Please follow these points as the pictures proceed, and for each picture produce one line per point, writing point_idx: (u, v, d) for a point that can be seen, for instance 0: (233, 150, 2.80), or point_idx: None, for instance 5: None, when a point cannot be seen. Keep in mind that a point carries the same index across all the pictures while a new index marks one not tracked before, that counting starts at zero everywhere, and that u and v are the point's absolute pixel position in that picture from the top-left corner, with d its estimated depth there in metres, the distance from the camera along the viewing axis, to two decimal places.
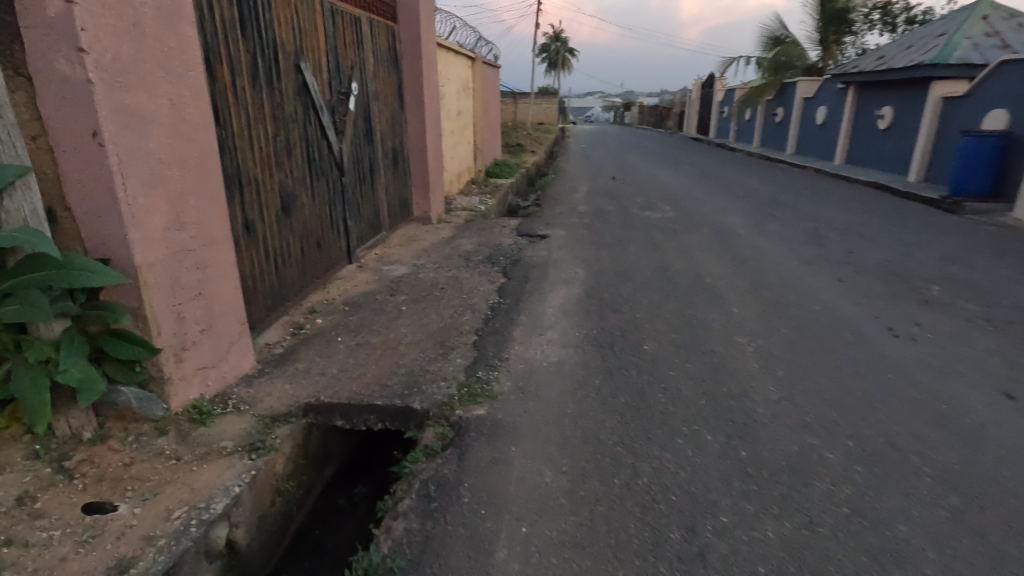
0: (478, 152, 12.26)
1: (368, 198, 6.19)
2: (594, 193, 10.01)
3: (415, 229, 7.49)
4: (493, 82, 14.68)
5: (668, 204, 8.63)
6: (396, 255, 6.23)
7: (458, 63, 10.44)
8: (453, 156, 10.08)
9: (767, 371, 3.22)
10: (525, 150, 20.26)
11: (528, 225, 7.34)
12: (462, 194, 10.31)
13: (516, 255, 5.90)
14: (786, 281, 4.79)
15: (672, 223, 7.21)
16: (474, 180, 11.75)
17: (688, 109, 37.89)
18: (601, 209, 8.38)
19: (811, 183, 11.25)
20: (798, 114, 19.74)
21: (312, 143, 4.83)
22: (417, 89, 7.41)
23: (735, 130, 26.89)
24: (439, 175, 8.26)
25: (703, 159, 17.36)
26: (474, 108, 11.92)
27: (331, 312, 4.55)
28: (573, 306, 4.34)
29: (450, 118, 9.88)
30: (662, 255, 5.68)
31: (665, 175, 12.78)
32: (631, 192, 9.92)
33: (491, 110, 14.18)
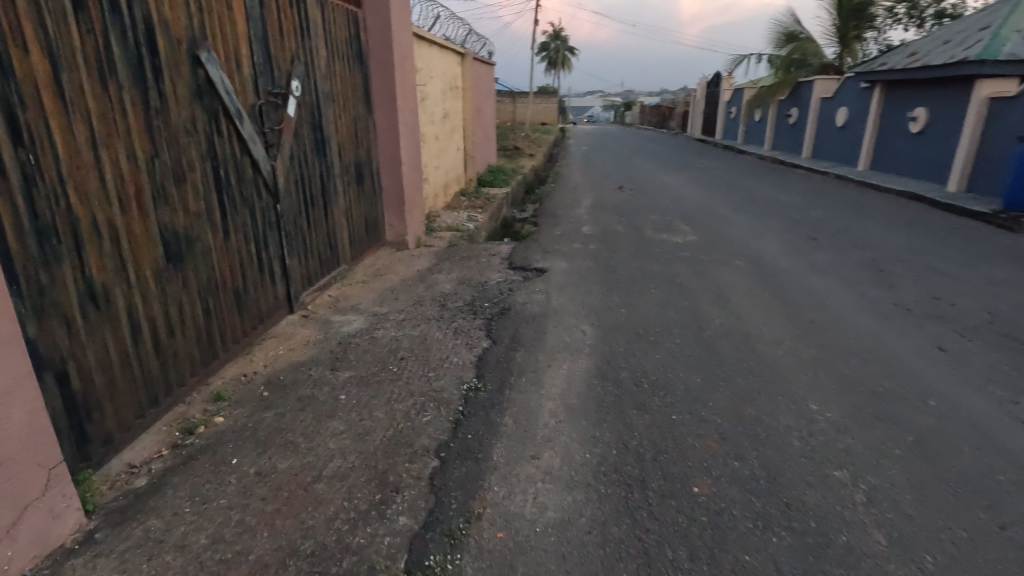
0: (468, 160, 10.97)
1: (319, 227, 4.92)
2: (599, 208, 8.74)
3: (384, 258, 6.21)
4: (487, 81, 13.40)
5: (688, 224, 7.37)
6: (354, 298, 4.96)
7: (444, 59, 9.13)
8: (437, 166, 8.78)
9: (905, 559, 1.96)
10: (522, 154, 18.93)
11: (522, 254, 6.08)
12: (448, 209, 9.02)
13: (505, 301, 4.64)
14: (869, 352, 3.53)
15: (696, 252, 5.97)
16: (464, 192, 10.46)
17: (693, 108, 36.63)
18: (608, 231, 7.13)
19: (844, 195, 9.99)
20: (816, 116, 18.44)
21: (222, 163, 3.56)
22: (388, 90, 6.13)
23: (744, 131, 25.62)
24: (417, 191, 6.97)
25: (714, 164, 16.09)
26: (463, 111, 10.61)
27: (245, 398, 3.29)
28: (579, 395, 3.10)
29: (434, 122, 8.59)
30: (691, 302, 4.44)
31: (677, 184, 11.51)
32: (642, 207, 8.65)
33: (484, 112, 12.90)
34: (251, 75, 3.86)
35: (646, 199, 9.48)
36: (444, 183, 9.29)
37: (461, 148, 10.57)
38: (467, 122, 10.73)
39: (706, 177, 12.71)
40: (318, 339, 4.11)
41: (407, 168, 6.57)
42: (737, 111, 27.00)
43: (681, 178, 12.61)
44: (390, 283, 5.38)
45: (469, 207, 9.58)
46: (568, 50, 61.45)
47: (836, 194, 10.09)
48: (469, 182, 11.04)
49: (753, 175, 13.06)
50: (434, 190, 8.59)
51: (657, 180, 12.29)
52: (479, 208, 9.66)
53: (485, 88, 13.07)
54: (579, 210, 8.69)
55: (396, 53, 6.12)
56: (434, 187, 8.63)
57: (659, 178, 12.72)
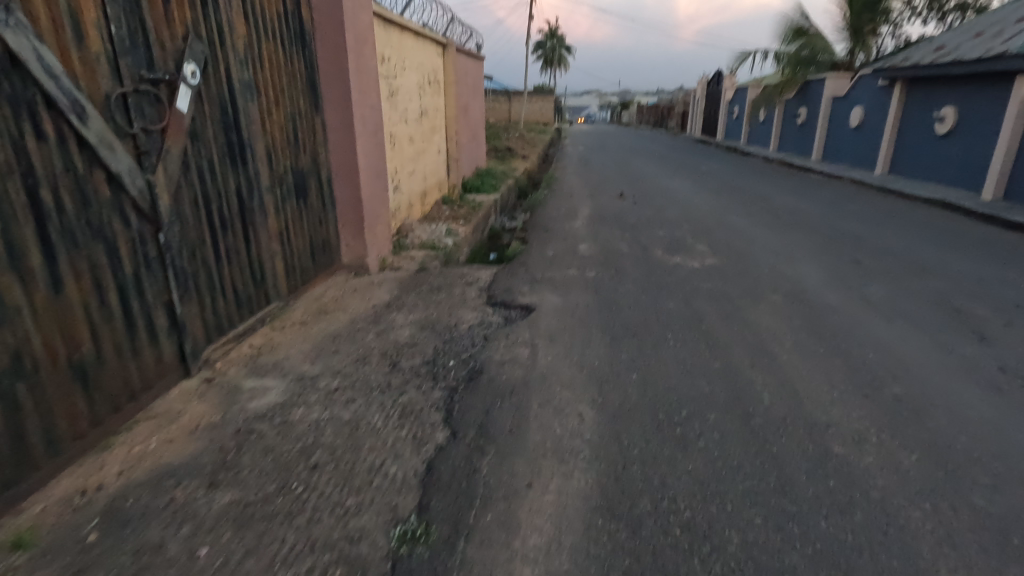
0: (451, 163, 9.83)
1: (236, 258, 3.78)
2: (599, 220, 7.63)
3: (336, 289, 5.07)
4: (475, 76, 12.27)
5: (704, 242, 6.27)
6: (281, 350, 3.81)
7: (422, 49, 7.98)
8: (412, 172, 7.65)
9: None
10: (515, 156, 17.80)
11: (505, 284, 4.95)
12: (425, 221, 7.88)
13: (477, 360, 3.51)
14: (997, 458, 2.44)
15: (719, 282, 4.86)
16: (446, 199, 9.33)
17: (692, 109, 35.67)
18: (610, 250, 6.01)
19: (872, 204, 8.91)
20: (828, 116, 17.36)
21: (46, 182, 2.41)
22: (342, 82, 4.98)
23: (748, 131, 24.59)
24: (381, 204, 5.84)
25: (719, 168, 15.00)
26: (445, 107, 9.46)
27: (60, 543, 2.14)
28: (576, 552, 1.97)
29: (409, 121, 7.45)
30: (724, 362, 3.33)
31: (684, 191, 10.40)
32: (647, 219, 7.54)
33: (471, 110, 11.77)
34: (109, 54, 2.72)
35: (651, 209, 8.38)
36: (421, 191, 8.13)
37: (444, 151, 9.45)
38: (450, 120, 9.59)
39: (714, 183, 11.66)
40: (211, 421, 2.97)
41: (367, 176, 5.43)
42: (740, 110, 25.93)
43: (687, 184, 11.51)
44: (335, 325, 4.24)
45: (450, 217, 8.45)
46: (565, 49, 60.33)
47: (864, 204, 9.01)
48: (452, 188, 9.92)
49: (764, 181, 12.00)
50: (407, 199, 7.46)
51: (661, 186, 11.19)
52: (462, 218, 8.53)
53: (472, 85, 11.95)
54: (576, 222, 7.55)
55: (352, 36, 4.98)
56: (408, 196, 7.49)
57: (662, 184, 11.65)
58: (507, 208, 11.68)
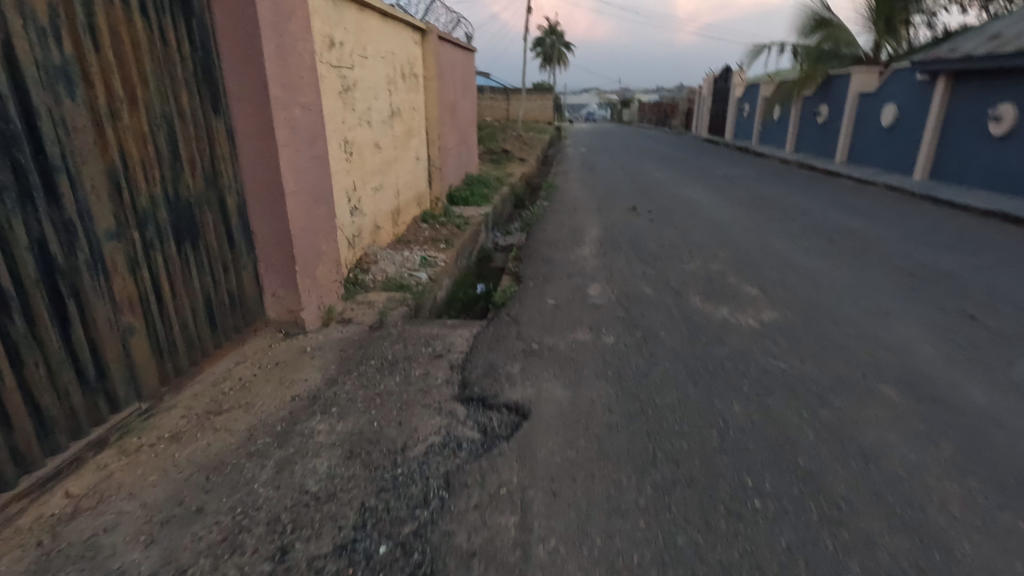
0: (434, 172, 8.35)
1: (40, 354, 2.32)
2: (610, 246, 6.17)
3: (249, 364, 3.60)
4: (464, 70, 10.82)
5: (750, 281, 4.82)
6: (113, 504, 2.35)
7: (392, 35, 6.49)
8: (379, 188, 6.17)
9: None
10: (512, 158, 16.29)
11: (487, 359, 3.48)
12: (396, 248, 6.42)
13: (426, 546, 2.03)
14: None
15: (791, 356, 3.40)
16: (426, 217, 7.86)
17: (697, 107, 34.31)
18: (630, 295, 4.55)
19: (937, 221, 7.43)
20: (854, 114, 15.86)
21: None
22: (255, 71, 3.51)
23: (759, 130, 23.18)
24: (324, 237, 4.37)
25: (737, 172, 13.56)
26: (426, 105, 7.99)
27: None
28: None
29: (374, 124, 5.97)
30: (860, 561, 1.88)
31: (707, 204, 8.92)
32: (672, 246, 6.07)
33: (458, 108, 10.30)
34: None
35: (673, 230, 6.90)
36: (392, 209, 6.66)
37: (424, 159, 7.97)
38: (431, 120, 8.10)
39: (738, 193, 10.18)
40: None
41: (300, 202, 3.96)
42: (752, 108, 24.41)
43: (706, 193, 10.02)
44: (220, 443, 2.76)
45: (429, 240, 6.98)
46: (565, 46, 58.71)
47: (926, 220, 7.54)
48: (434, 202, 8.44)
49: (795, 190, 10.52)
50: (371, 221, 5.98)
51: (678, 197, 9.68)
52: (443, 240, 7.06)
53: (459, 79, 10.42)
54: (583, 248, 6.09)
55: (268, 7, 3.52)
56: (373, 217, 6.02)
57: (679, 193, 10.15)
58: (500, 223, 10.21)
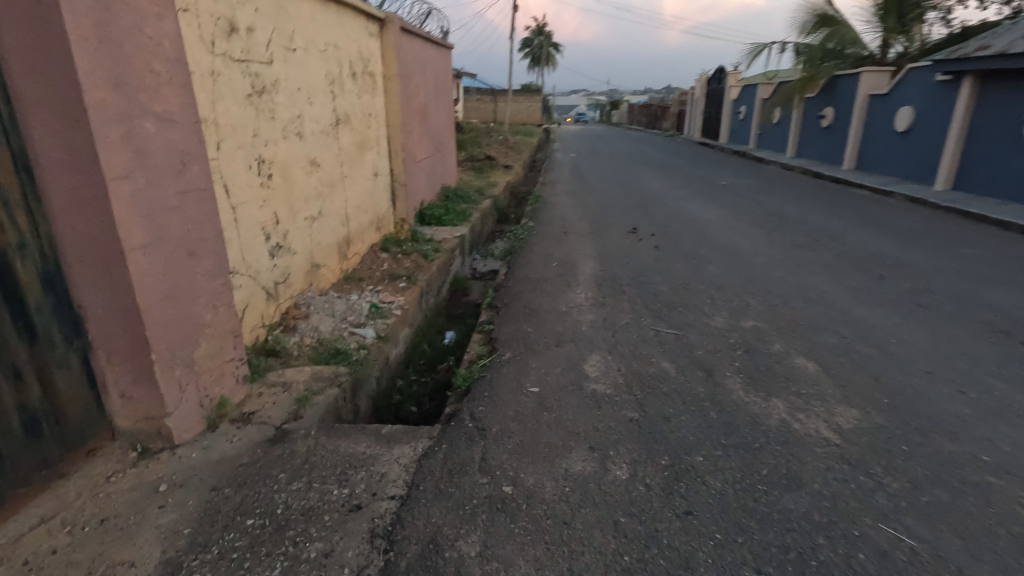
0: (398, 190, 7.05)
1: None
2: (609, 288, 4.93)
3: (56, 524, 2.29)
4: (438, 68, 9.56)
5: (801, 350, 3.60)
6: None
7: (336, 24, 5.19)
8: (317, 216, 4.87)
9: None
10: (496, 166, 14.98)
11: (429, 521, 2.20)
12: (341, 292, 5.13)
13: None
14: None
15: (905, 514, 2.18)
16: (387, 244, 6.56)
17: (688, 109, 33.35)
18: (642, 374, 3.30)
19: (995, 247, 6.28)
20: (864, 118, 14.79)
21: None
22: (58, 61, 2.22)
23: (757, 134, 22.16)
24: (209, 301, 3.07)
25: (740, 181, 12.42)
26: (386, 110, 6.70)
27: None
28: None
29: (308, 135, 4.67)
30: None
31: (718, 225, 7.71)
32: (688, 289, 4.84)
33: (430, 112, 9.03)
34: None
35: (684, 263, 5.68)
36: (339, 240, 5.37)
37: (384, 175, 6.68)
38: (394, 128, 6.81)
39: (750, 209, 8.97)
40: None
41: (157, 258, 2.66)
42: (749, 111, 23.31)
43: (714, 210, 8.83)
44: None
45: (386, 277, 5.69)
46: (553, 46, 57.45)
47: (979, 246, 6.40)
48: (398, 226, 7.15)
49: (812, 204, 9.37)
50: (306, 260, 4.69)
51: (682, 215, 8.47)
52: (404, 275, 5.77)
53: (431, 79, 9.12)
54: (577, 292, 4.84)
55: None
56: (308, 255, 4.73)
57: (682, 210, 8.94)
58: (478, 245, 8.93)
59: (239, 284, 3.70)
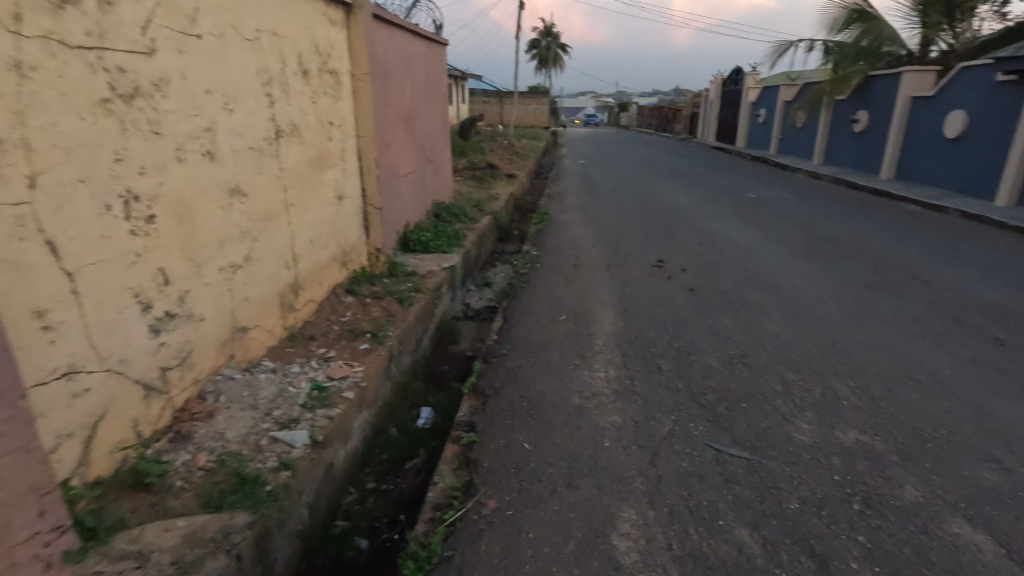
0: (371, 215, 5.78)
1: None
2: (637, 361, 3.65)
3: None
4: (427, 67, 8.29)
5: (952, 504, 2.30)
6: None
7: (275, 4, 3.94)
8: (242, 264, 3.61)
9: None
10: (498, 175, 13.73)
11: None
12: (279, 362, 3.86)
13: None
14: None
15: None
16: (354, 284, 5.30)
17: (702, 112, 31.92)
18: (708, 562, 2.02)
19: None
20: (905, 123, 13.39)
21: None
22: None
23: (778, 139, 20.75)
24: None
25: (771, 194, 11.07)
26: (355, 117, 5.43)
27: None
28: None
29: (226, 155, 3.41)
30: None
31: (761, 255, 6.39)
32: (745, 365, 3.55)
33: (417, 117, 7.77)
34: None
35: (731, 317, 4.38)
36: (280, 290, 4.11)
37: (351, 198, 5.41)
38: (365, 139, 5.55)
39: (793, 232, 7.63)
40: None
41: None
42: (769, 114, 21.91)
43: (751, 234, 7.50)
44: None
45: (345, 334, 4.42)
46: (561, 47, 56.12)
47: None
48: (372, 259, 5.88)
49: (864, 225, 8.01)
50: (223, 327, 3.43)
51: (714, 240, 7.14)
52: (369, 331, 4.49)
53: (420, 80, 7.86)
54: (593, 369, 3.56)
55: None
56: (227, 319, 3.47)
57: (713, 233, 7.63)
58: (473, 275, 7.65)
59: (85, 388, 2.45)
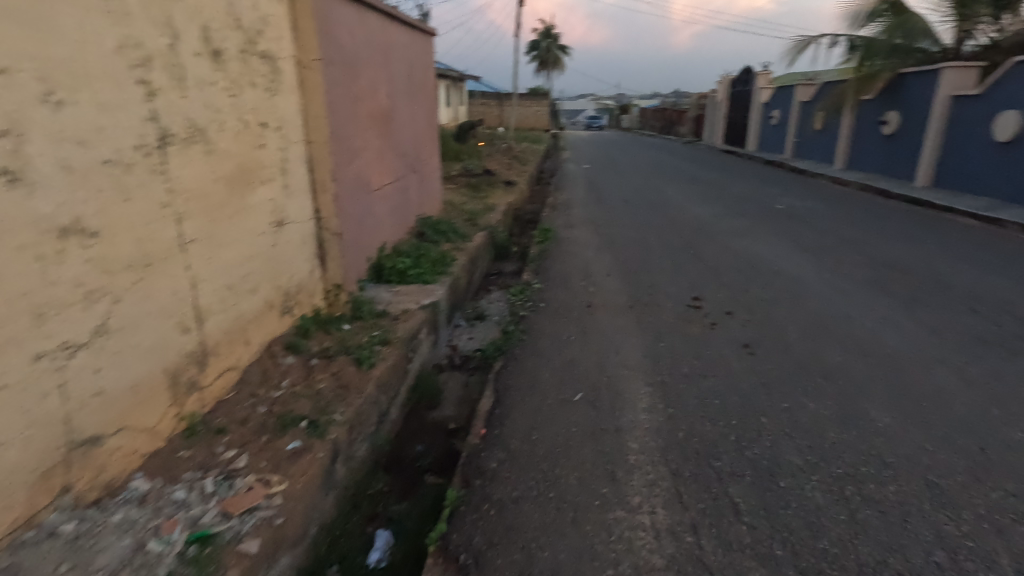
0: (327, 243, 4.52)
1: None
2: (698, 490, 2.38)
3: None
4: (409, 59, 7.02)
5: None
6: None
7: None
8: (90, 342, 2.35)
9: None
10: (496, 182, 12.49)
11: None
12: (157, 482, 2.59)
13: None
14: None
15: None
16: (300, 338, 4.02)
17: (709, 113, 30.77)
18: None
19: None
20: (944, 125, 12.15)
21: None
22: None
23: (795, 142, 19.49)
24: None
25: (802, 205, 9.82)
26: (302, 116, 4.16)
27: None
28: None
29: (50, 176, 2.16)
30: None
31: (820, 288, 5.12)
32: (868, 499, 2.30)
33: (396, 118, 6.50)
34: None
35: (815, 398, 3.12)
36: (171, 366, 2.85)
37: (297, 223, 4.14)
38: (317, 146, 4.29)
39: (847, 254, 6.35)
40: None
41: None
42: (784, 116, 20.68)
43: (798, 258, 6.22)
44: None
45: (272, 421, 3.15)
46: (561, 48, 54.95)
47: None
48: (328, 299, 4.61)
49: (928, 244, 6.74)
50: (44, 449, 2.16)
51: (756, 267, 5.86)
52: (307, 415, 3.22)
53: (399, 73, 6.61)
54: (633, 507, 2.31)
55: None
56: (55, 432, 2.20)
57: (752, 256, 6.37)
58: (462, 308, 6.39)
59: None
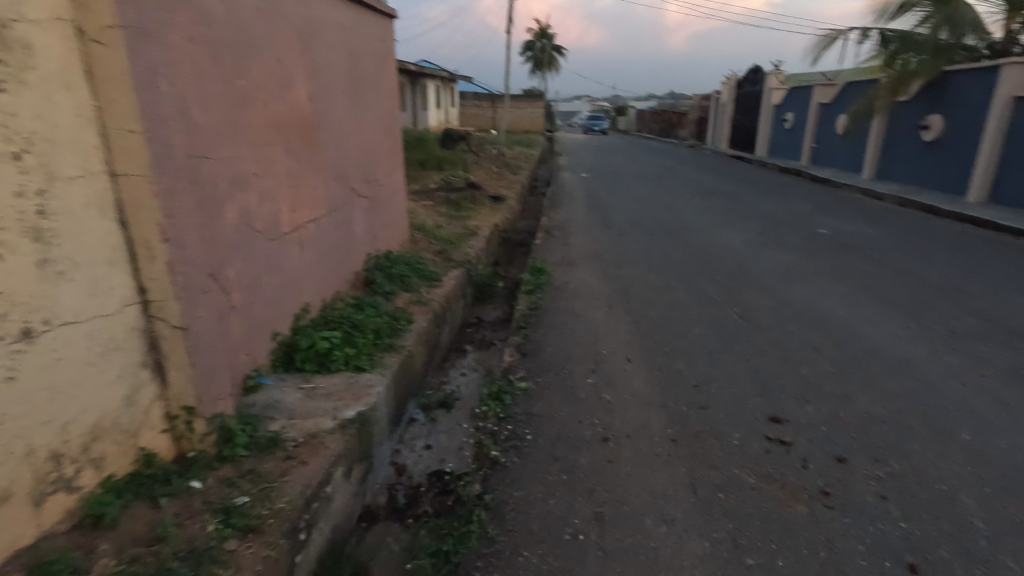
0: (166, 341, 2.69)
1: None
2: None
3: None
4: (352, 46, 5.18)
5: None
6: None
7: None
8: None
9: None
10: (481, 198, 10.72)
11: None
12: None
13: None
14: None
15: None
16: (83, 541, 2.21)
17: (712, 116, 29.13)
18: None
19: None
20: (1003, 132, 10.46)
21: None
22: None
23: (812, 148, 17.81)
24: None
25: (850, 230, 8.11)
26: (92, 131, 2.32)
27: None
28: None
29: None
30: None
31: (957, 394, 3.32)
32: None
33: (327, 127, 4.67)
34: None
35: None
36: None
37: (85, 321, 2.32)
38: (134, 181, 2.45)
39: (956, 319, 4.57)
40: None
41: None
42: (799, 119, 19.02)
43: (890, 326, 4.43)
44: None
45: None
46: (556, 49, 53.34)
47: None
48: (174, 433, 2.80)
49: None
50: None
51: (838, 343, 4.08)
52: None
53: (333, 65, 4.76)
54: None
55: None
56: None
57: (821, 317, 4.62)
58: (418, 393, 4.59)
59: None
